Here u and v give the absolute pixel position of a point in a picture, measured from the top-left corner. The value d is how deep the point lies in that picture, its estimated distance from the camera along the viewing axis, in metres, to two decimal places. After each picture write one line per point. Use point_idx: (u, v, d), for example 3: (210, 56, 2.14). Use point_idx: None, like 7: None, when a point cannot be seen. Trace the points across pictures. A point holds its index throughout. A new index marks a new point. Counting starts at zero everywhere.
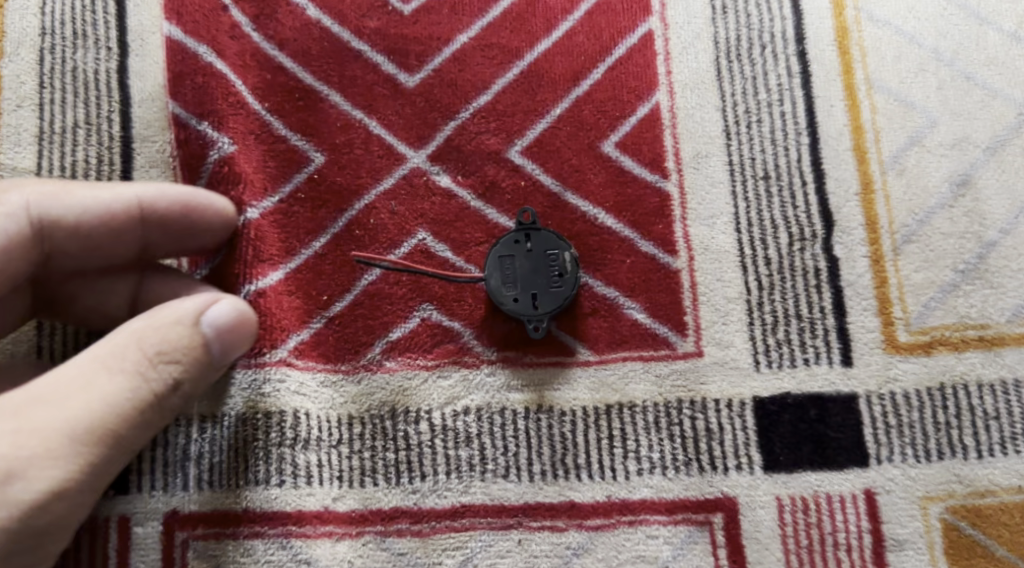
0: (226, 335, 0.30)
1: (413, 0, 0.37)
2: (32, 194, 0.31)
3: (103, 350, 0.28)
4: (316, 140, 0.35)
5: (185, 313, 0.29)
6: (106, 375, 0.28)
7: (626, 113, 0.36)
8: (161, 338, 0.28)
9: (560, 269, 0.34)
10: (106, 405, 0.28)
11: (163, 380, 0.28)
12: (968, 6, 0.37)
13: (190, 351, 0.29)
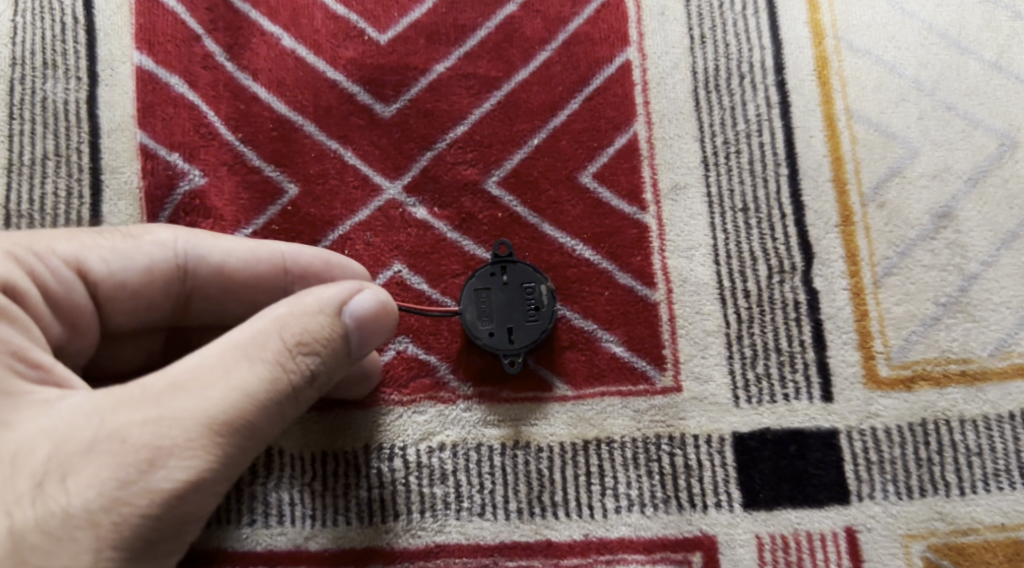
0: (372, 324, 0.28)
1: (389, 30, 0.37)
2: (184, 231, 0.31)
3: (241, 339, 0.25)
4: (291, 171, 0.35)
5: (331, 301, 0.27)
6: (246, 365, 0.25)
7: (604, 143, 0.35)
8: (306, 325, 0.26)
9: (534, 304, 0.33)
10: (256, 394, 0.25)
11: (302, 371, 0.26)
12: (949, 35, 0.37)
13: (316, 340, 0.26)
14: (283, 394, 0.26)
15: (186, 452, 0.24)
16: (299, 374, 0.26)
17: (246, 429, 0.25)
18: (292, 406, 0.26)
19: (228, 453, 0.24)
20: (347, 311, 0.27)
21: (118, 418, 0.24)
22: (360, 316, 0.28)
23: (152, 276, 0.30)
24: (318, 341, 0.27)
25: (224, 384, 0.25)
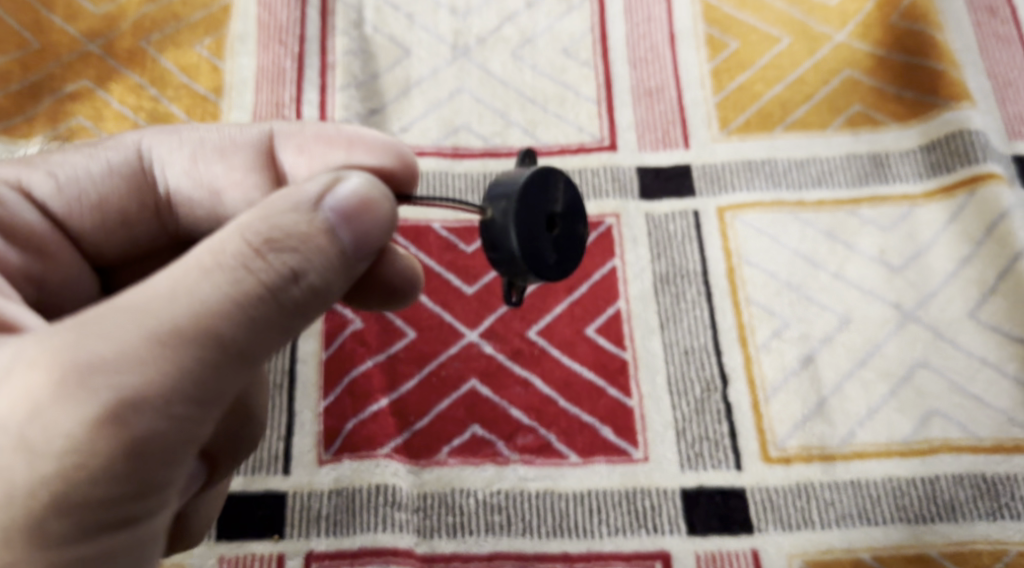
0: (351, 220, 0.34)
1: (472, 243, 0.60)
2: (141, 136, 0.44)
3: (210, 249, 0.31)
4: (411, 323, 0.58)
5: (295, 207, 0.33)
6: (207, 269, 0.31)
7: (600, 311, 0.58)
8: (270, 227, 0.32)
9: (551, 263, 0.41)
10: (222, 295, 0.31)
11: (271, 266, 0.32)
12: (807, 257, 0.59)
13: (287, 240, 0.32)
14: (250, 289, 0.31)
15: (140, 347, 0.29)
16: (267, 270, 0.32)
17: (216, 319, 0.31)
18: (259, 305, 0.32)
19: (202, 336, 0.30)
20: (326, 205, 0.33)
21: (78, 320, 0.30)
22: (346, 211, 0.34)
23: (114, 178, 0.44)
24: (287, 241, 0.32)
25: (180, 290, 0.31)
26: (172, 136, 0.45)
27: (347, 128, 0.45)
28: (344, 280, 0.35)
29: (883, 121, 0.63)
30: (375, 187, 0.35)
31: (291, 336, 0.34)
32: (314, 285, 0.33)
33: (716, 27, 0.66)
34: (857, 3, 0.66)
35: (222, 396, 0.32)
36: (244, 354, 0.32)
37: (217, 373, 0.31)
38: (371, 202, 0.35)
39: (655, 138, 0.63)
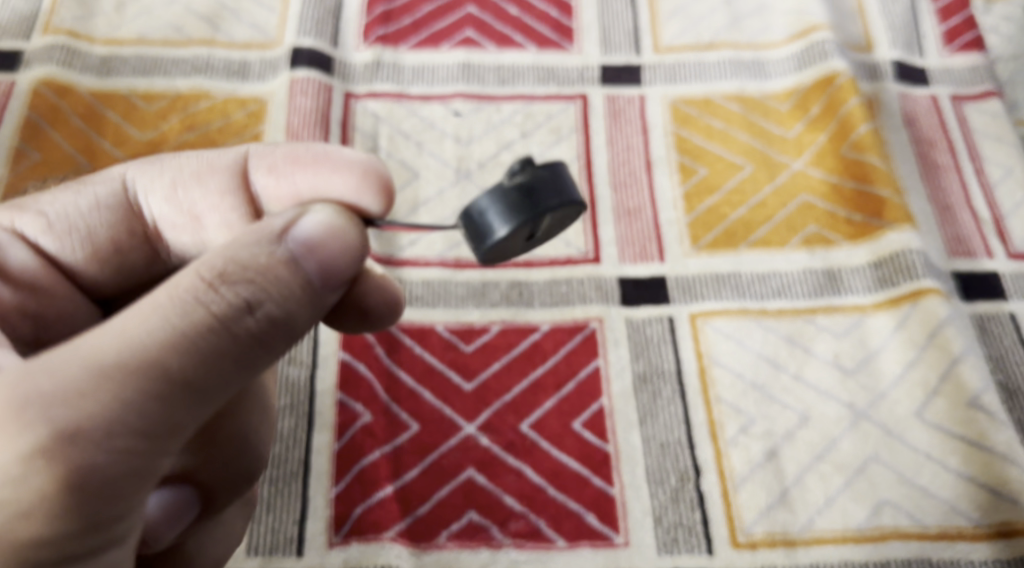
0: (306, 252, 0.39)
1: (470, 344, 0.67)
2: (126, 170, 0.52)
3: (167, 288, 0.36)
4: (415, 416, 0.64)
5: (249, 244, 0.38)
6: (161, 301, 0.36)
7: (586, 406, 0.65)
8: (229, 263, 0.37)
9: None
10: (175, 325, 0.35)
11: (224, 298, 0.36)
12: (770, 359, 0.66)
13: (239, 272, 0.37)
14: (202, 320, 0.36)
15: (87, 375, 0.34)
16: (220, 302, 0.36)
17: (168, 345, 0.35)
18: (210, 336, 0.36)
19: (151, 362, 0.35)
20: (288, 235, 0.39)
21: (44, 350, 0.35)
22: (309, 239, 0.39)
23: (102, 210, 0.51)
24: (237, 273, 0.37)
25: (133, 322, 0.35)
26: (153, 167, 0.52)
27: (317, 147, 0.51)
28: (303, 309, 0.39)
29: (836, 240, 0.70)
30: (339, 218, 0.41)
31: (245, 369, 0.38)
32: (270, 316, 0.38)
33: (687, 156, 0.74)
34: (812, 135, 0.73)
35: (169, 426, 0.36)
36: (192, 383, 0.36)
37: (162, 402, 0.35)
38: (337, 231, 0.40)
39: (635, 251, 0.71)
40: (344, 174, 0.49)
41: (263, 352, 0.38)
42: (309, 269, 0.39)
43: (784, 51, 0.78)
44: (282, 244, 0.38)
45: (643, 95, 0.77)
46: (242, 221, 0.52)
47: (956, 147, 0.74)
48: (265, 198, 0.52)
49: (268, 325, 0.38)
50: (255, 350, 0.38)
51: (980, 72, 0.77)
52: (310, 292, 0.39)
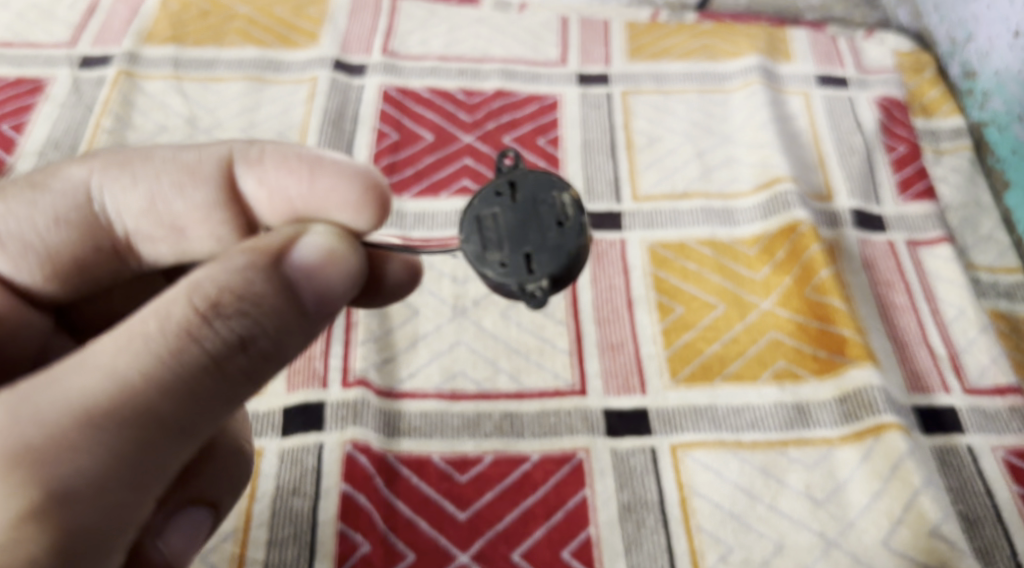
0: (298, 279, 0.46)
1: (464, 473, 0.71)
2: (88, 176, 0.57)
3: (156, 320, 0.42)
4: (411, 546, 0.67)
5: (240, 268, 0.44)
6: (149, 338, 0.42)
7: (574, 536, 0.69)
8: (220, 289, 0.44)
9: (559, 209, 0.53)
10: (168, 361, 0.42)
11: (221, 326, 0.43)
12: (747, 489, 0.70)
13: (229, 306, 0.43)
14: (195, 355, 0.42)
15: (79, 421, 0.40)
16: (215, 334, 0.43)
17: (161, 379, 0.41)
18: (202, 368, 0.42)
19: (143, 397, 0.41)
20: (286, 262, 0.46)
21: (27, 397, 0.40)
22: (314, 264, 0.47)
23: (63, 224, 0.56)
24: (227, 306, 0.43)
25: (123, 358, 0.41)
26: (123, 176, 0.57)
27: (308, 154, 0.57)
28: (292, 335, 0.46)
29: (803, 375, 0.75)
30: (335, 245, 0.49)
31: (230, 404, 0.44)
32: (260, 348, 0.45)
33: (664, 294, 0.81)
34: (778, 277, 0.80)
35: (162, 466, 0.42)
36: (182, 421, 0.42)
37: (155, 442, 0.41)
38: (335, 254, 0.48)
39: (618, 383, 0.76)
40: (344, 190, 0.56)
41: (246, 386, 0.45)
42: (309, 289, 0.46)
43: (751, 200, 0.85)
44: (277, 271, 0.45)
45: (623, 239, 0.84)
46: (231, 236, 0.59)
47: (912, 288, 0.81)
48: (261, 205, 0.59)
49: (258, 357, 0.45)
50: (241, 383, 0.44)
51: (931, 219, 0.84)
52: (297, 321, 0.46)
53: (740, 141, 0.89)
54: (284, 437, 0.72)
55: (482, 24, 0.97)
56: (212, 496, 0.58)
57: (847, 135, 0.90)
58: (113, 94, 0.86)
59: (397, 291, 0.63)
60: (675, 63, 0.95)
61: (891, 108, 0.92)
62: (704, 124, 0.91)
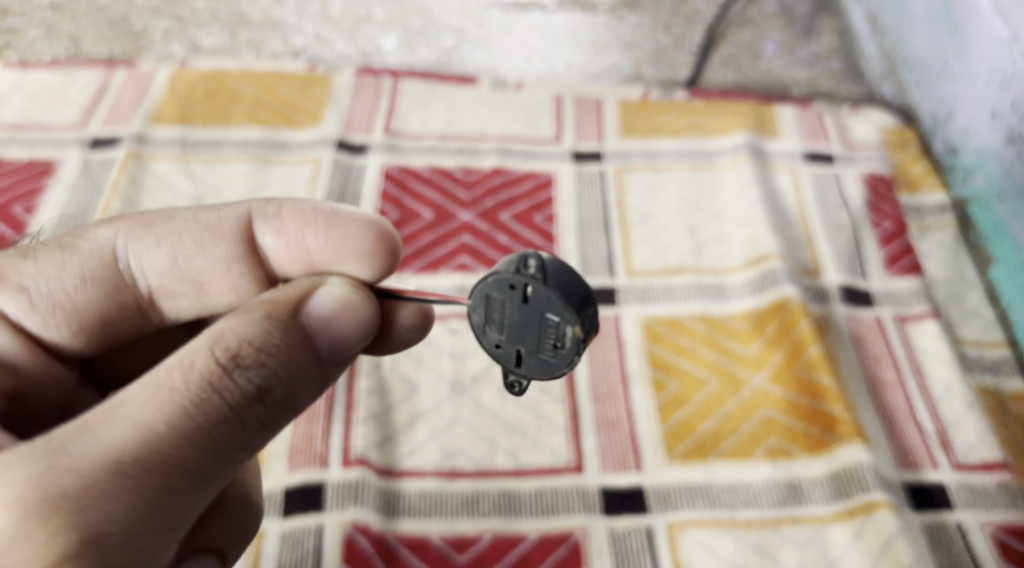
0: (312, 331, 0.49)
1: (463, 553, 0.72)
2: (114, 238, 0.60)
3: (179, 372, 0.45)
4: None
5: (258, 320, 0.47)
6: (171, 390, 0.44)
7: None
8: (240, 342, 0.46)
9: (560, 334, 0.54)
10: (191, 412, 0.44)
11: (239, 377, 0.45)
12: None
13: (248, 358, 0.46)
14: (215, 405, 0.44)
15: (105, 470, 0.42)
16: (234, 385, 0.45)
17: (184, 428, 0.43)
18: (222, 418, 0.45)
19: (167, 447, 0.43)
20: (303, 313, 0.49)
21: (52, 450, 0.42)
22: (329, 314, 0.50)
23: (89, 284, 0.59)
24: (246, 359, 0.46)
25: (147, 410, 0.43)
26: (148, 237, 0.60)
27: (323, 208, 0.61)
28: (309, 383, 0.49)
29: (796, 453, 0.77)
30: (348, 297, 0.52)
31: (247, 451, 0.47)
32: (276, 397, 0.47)
33: (658, 370, 0.83)
34: (769, 353, 0.82)
35: (182, 514, 0.44)
36: (201, 472, 0.44)
37: (176, 491, 0.43)
38: (349, 305, 0.51)
39: (615, 460, 0.77)
40: (361, 239, 0.59)
41: (263, 436, 0.47)
42: (327, 338, 0.49)
43: (741, 276, 0.88)
44: (293, 323, 0.48)
45: (618, 315, 0.86)
46: (249, 288, 0.62)
47: (900, 363, 0.83)
48: (276, 259, 0.62)
49: (275, 406, 0.47)
50: (258, 433, 0.47)
51: (917, 295, 0.87)
52: (311, 369, 0.49)
53: (729, 217, 0.92)
54: (284, 518, 0.72)
55: (480, 104, 1.00)
56: (218, 544, 0.58)
57: (833, 211, 0.93)
58: (122, 174, 0.88)
59: (404, 339, 0.63)
60: (666, 141, 0.99)
61: (876, 185, 0.95)
62: (695, 201, 0.94)
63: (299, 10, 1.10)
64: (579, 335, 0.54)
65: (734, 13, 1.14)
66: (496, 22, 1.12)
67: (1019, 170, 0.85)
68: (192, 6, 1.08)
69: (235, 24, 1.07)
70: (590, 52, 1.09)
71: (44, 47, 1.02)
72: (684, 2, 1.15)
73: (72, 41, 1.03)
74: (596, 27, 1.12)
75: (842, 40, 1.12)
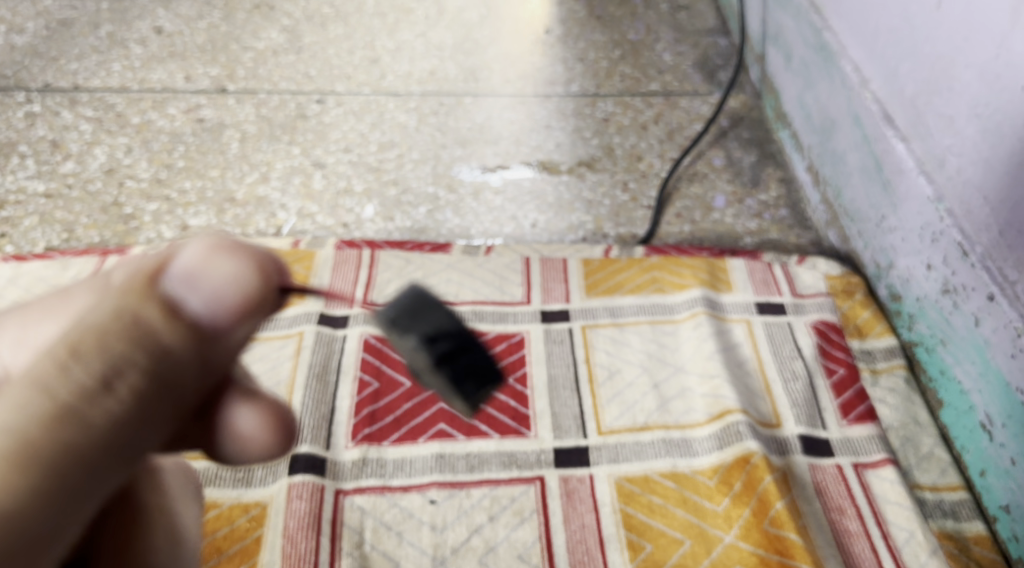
0: (166, 310, 0.49)
1: None
2: None
3: (20, 379, 0.45)
4: None
5: (104, 309, 0.48)
6: (11, 399, 0.45)
7: None
8: (86, 334, 0.46)
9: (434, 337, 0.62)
10: (32, 413, 0.45)
11: (86, 367, 0.46)
12: None
13: (89, 349, 0.46)
14: (61, 401, 0.45)
15: None
16: (79, 375, 0.46)
17: (27, 428, 0.44)
18: (71, 409, 0.46)
19: (9, 448, 0.44)
20: (161, 281, 0.50)
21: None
22: (196, 271, 0.51)
23: None
24: (89, 350, 0.46)
25: None
26: (1, 320, 0.59)
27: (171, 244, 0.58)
28: (176, 360, 0.50)
29: None
30: (208, 262, 0.52)
31: (107, 448, 0.47)
32: (129, 386, 0.48)
33: (633, 531, 0.85)
34: (738, 509, 0.86)
35: (34, 532, 0.45)
36: (53, 471, 0.45)
37: (20, 505, 0.44)
38: (209, 260, 0.52)
39: None
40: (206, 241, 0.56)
41: (126, 430, 0.48)
42: (195, 301, 0.50)
43: (706, 432, 0.92)
44: (141, 305, 0.48)
45: (591, 475, 0.90)
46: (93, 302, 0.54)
47: (863, 513, 0.86)
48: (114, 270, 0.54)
49: (128, 395, 0.48)
50: (119, 427, 0.48)
51: (875, 442, 0.91)
52: (169, 355, 0.49)
53: (691, 370, 0.97)
54: None
55: (453, 269, 1.07)
56: None
57: (789, 362, 0.98)
58: None
59: (259, 449, 0.63)
60: (627, 297, 1.05)
61: (827, 332, 1.01)
62: (659, 355, 0.99)
63: (281, 186, 1.17)
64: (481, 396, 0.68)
65: (686, 168, 1.23)
66: (466, 187, 1.20)
67: (957, 320, 0.89)
68: (179, 188, 1.16)
69: (221, 203, 1.14)
70: (554, 212, 1.17)
71: (38, 234, 1.09)
72: (640, 159, 1.24)
73: (65, 227, 1.10)
74: (559, 186, 1.20)
75: (787, 189, 1.20)
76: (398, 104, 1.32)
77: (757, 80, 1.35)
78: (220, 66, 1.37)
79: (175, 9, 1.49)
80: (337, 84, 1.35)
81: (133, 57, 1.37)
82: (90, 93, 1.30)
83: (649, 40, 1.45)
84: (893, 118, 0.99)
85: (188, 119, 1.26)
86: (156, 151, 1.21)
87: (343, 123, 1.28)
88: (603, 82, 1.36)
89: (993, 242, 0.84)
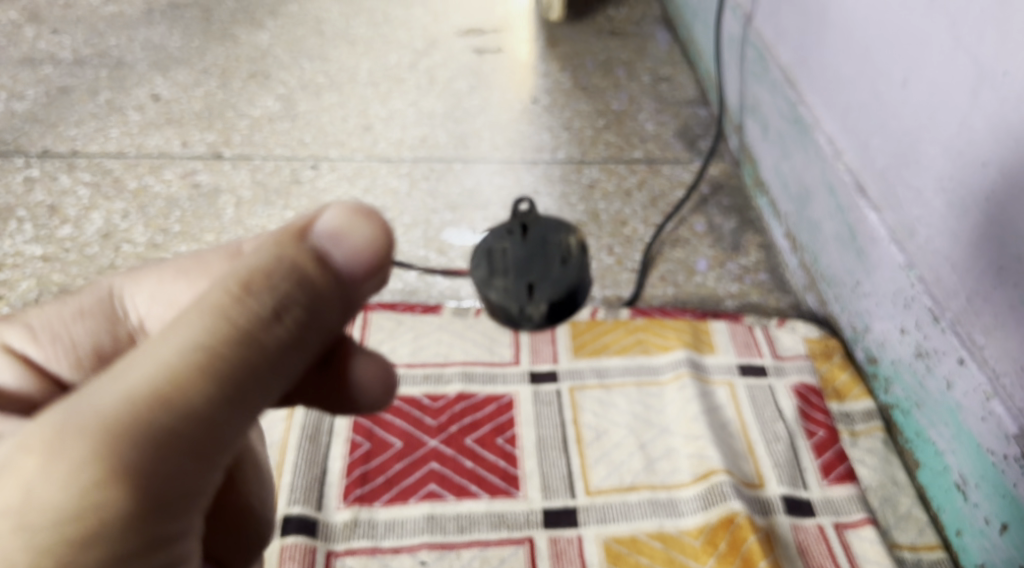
0: (318, 258, 0.56)
1: None
2: (112, 282, 0.69)
3: (200, 305, 0.51)
4: None
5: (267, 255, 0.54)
6: (198, 319, 0.51)
7: None
8: (254, 273, 0.53)
9: (551, 247, 0.70)
10: (215, 333, 0.51)
11: (257, 299, 0.52)
12: None
13: (259, 285, 0.53)
14: (238, 325, 0.51)
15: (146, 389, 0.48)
16: (252, 305, 0.52)
17: (212, 348, 0.50)
18: (246, 334, 0.52)
19: (199, 362, 0.50)
20: (308, 237, 0.56)
21: (87, 392, 0.48)
22: (337, 233, 0.57)
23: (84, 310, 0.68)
24: (258, 285, 0.53)
25: (173, 339, 0.50)
26: (138, 275, 0.69)
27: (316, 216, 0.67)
28: (325, 298, 0.56)
29: None
30: (354, 219, 0.57)
31: (273, 370, 0.53)
32: (289, 321, 0.54)
33: None
34: None
35: (218, 432, 0.51)
36: (232, 386, 0.51)
37: (209, 407, 0.50)
38: (354, 220, 0.57)
39: None
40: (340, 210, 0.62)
41: (286, 356, 0.54)
42: (338, 255, 0.57)
43: (691, 492, 0.94)
44: (297, 250, 0.55)
45: (580, 536, 0.91)
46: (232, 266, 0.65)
47: None
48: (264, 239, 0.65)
49: (290, 327, 0.54)
50: (283, 353, 0.54)
51: (855, 502, 0.94)
52: (324, 292, 0.56)
53: (676, 431, 1.00)
54: None
55: (444, 330, 1.09)
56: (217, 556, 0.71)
57: (771, 424, 1.01)
58: None
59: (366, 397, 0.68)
60: (614, 358, 1.08)
61: (807, 395, 1.04)
62: (645, 416, 1.02)
63: None
64: (579, 242, 0.71)
65: (668, 233, 1.27)
66: (456, 250, 1.23)
67: (930, 384, 0.93)
68: (175, 251, 1.18)
69: None
70: None
71: (35, 297, 1.10)
72: (624, 224, 1.29)
73: (63, 289, 1.12)
74: None
75: (767, 254, 1.25)
76: (390, 170, 1.36)
77: (734, 149, 1.41)
78: (216, 133, 1.41)
79: (172, 77, 1.54)
80: (331, 150, 1.39)
81: (130, 124, 1.41)
82: (89, 158, 1.33)
83: (631, 111, 1.52)
84: (865, 189, 1.03)
85: (184, 185, 1.29)
86: (152, 216, 1.24)
87: (336, 188, 1.31)
88: (588, 149, 1.42)
89: (960, 308, 0.88)
